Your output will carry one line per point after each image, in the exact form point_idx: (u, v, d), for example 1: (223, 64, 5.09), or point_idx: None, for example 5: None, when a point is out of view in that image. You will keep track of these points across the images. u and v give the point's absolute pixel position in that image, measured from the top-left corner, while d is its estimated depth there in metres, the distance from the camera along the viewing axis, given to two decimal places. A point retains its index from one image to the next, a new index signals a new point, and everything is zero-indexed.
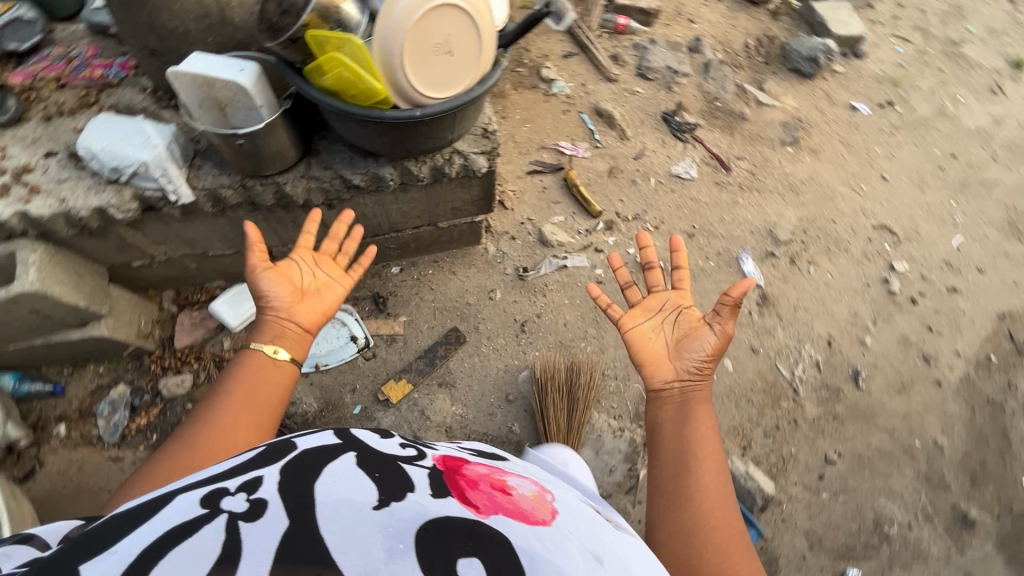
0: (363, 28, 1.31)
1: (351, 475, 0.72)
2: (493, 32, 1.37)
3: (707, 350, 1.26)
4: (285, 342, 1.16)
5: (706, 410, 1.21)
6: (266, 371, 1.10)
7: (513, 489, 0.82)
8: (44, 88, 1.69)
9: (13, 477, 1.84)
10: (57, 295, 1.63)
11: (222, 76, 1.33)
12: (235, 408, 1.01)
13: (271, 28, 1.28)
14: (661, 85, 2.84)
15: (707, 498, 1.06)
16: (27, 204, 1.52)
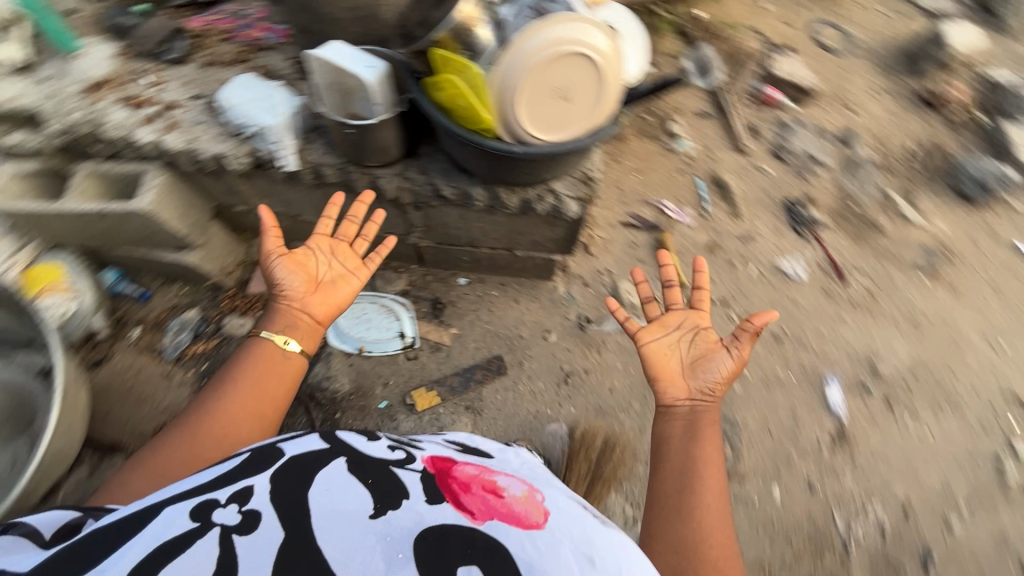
0: (490, 52, 1.29)
1: (342, 485, 0.87)
2: (618, 87, 1.30)
3: (720, 372, 1.29)
4: (291, 331, 1.22)
5: (710, 429, 1.25)
6: (272, 362, 1.18)
7: (503, 490, 0.94)
8: (212, 38, 1.88)
9: (85, 361, 2.05)
10: (163, 219, 1.80)
11: (350, 68, 1.39)
12: (235, 398, 1.11)
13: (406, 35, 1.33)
14: (794, 170, 2.62)
15: (707, 515, 1.11)
16: (164, 136, 1.70)
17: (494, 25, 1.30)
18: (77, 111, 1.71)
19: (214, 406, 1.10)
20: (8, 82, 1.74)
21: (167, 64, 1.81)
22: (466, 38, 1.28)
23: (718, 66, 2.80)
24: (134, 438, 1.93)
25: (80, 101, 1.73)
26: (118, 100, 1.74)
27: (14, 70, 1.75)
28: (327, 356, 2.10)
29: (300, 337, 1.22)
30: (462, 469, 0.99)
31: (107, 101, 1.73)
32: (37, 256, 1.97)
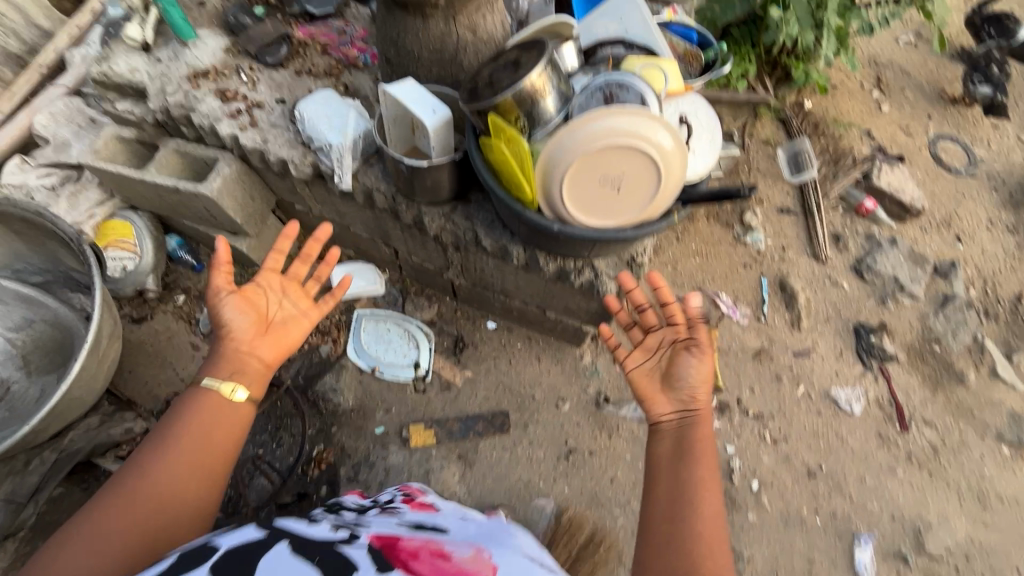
0: (551, 126, 1.27)
1: (285, 566, 0.78)
2: (676, 186, 1.23)
3: (700, 373, 1.21)
4: (221, 372, 1.17)
5: (699, 434, 1.12)
6: (214, 409, 1.11)
7: (452, 552, 0.84)
8: (312, 49, 1.99)
9: (129, 315, 2.19)
10: (224, 206, 1.90)
11: (415, 110, 1.41)
12: (183, 446, 1.04)
13: (472, 91, 1.29)
14: (874, 292, 2.38)
15: (708, 532, 0.96)
16: (242, 132, 1.80)
17: (561, 99, 1.28)
18: (176, 94, 1.85)
19: (151, 464, 1.00)
20: (129, 57, 1.92)
21: (265, 66, 1.92)
22: (530, 105, 1.25)
23: (815, 163, 2.61)
24: (147, 400, 2.05)
25: (181, 85, 1.87)
26: (214, 91, 1.86)
27: (137, 46, 1.92)
28: (341, 370, 2.15)
29: (227, 375, 1.16)
30: (408, 541, 0.86)
31: (204, 90, 1.86)
32: (115, 212, 2.15)
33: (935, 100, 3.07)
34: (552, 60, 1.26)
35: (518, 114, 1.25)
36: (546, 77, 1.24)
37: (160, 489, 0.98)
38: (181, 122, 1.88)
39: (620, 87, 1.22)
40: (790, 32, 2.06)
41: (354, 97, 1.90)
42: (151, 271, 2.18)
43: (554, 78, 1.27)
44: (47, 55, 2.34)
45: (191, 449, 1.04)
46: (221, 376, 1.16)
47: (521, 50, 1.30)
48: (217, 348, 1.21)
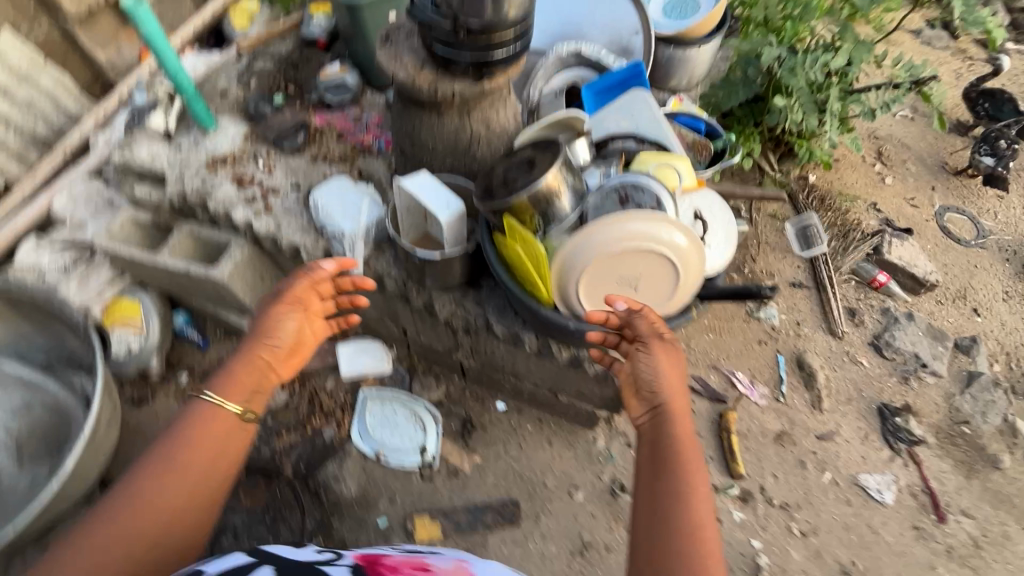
0: (566, 224, 1.27)
1: None
2: (694, 284, 1.22)
3: (664, 363, 1.12)
4: (233, 390, 1.19)
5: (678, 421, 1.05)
6: (216, 430, 1.14)
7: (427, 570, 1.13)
8: (328, 135, 2.04)
9: (130, 397, 2.14)
10: (234, 289, 1.90)
11: (429, 205, 1.42)
12: (179, 468, 1.07)
13: (486, 189, 1.30)
14: (896, 369, 2.30)
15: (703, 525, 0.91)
16: (256, 217, 1.82)
17: (575, 198, 1.28)
18: (193, 181, 1.89)
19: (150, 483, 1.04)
20: (151, 144, 1.98)
21: (282, 152, 1.97)
22: (544, 205, 1.25)
23: (825, 236, 2.60)
24: None
25: (199, 172, 1.92)
26: (231, 177, 1.91)
27: (159, 134, 1.99)
28: (344, 456, 2.07)
29: (243, 394, 1.19)
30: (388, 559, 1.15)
31: (221, 176, 1.90)
32: (125, 290, 2.14)
33: (938, 171, 3.11)
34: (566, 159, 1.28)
35: (532, 213, 1.25)
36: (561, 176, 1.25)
37: (151, 518, 1.02)
38: (197, 207, 1.92)
39: (634, 187, 1.23)
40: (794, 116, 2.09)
41: (367, 182, 1.93)
42: (156, 351, 2.15)
43: (569, 176, 1.28)
44: (73, 138, 2.43)
45: (186, 472, 1.07)
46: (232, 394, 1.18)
47: (535, 149, 1.32)
48: (250, 347, 1.24)
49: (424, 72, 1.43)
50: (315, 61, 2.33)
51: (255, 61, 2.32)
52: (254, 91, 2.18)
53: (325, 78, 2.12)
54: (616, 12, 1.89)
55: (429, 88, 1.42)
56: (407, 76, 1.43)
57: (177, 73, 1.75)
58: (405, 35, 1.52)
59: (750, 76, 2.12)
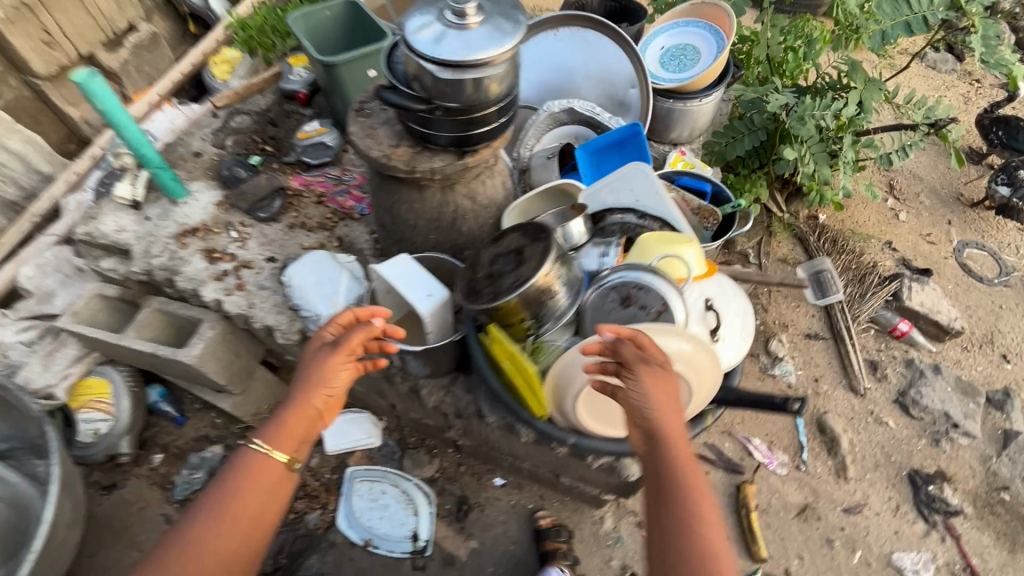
0: (561, 325, 1.13)
1: None
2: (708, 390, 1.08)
3: (656, 389, 0.95)
4: (283, 440, 1.15)
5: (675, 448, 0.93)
6: (261, 479, 1.11)
7: None
8: (307, 199, 1.92)
9: (99, 483, 1.99)
10: (206, 371, 1.75)
11: (409, 296, 1.27)
12: (229, 519, 1.06)
13: (470, 286, 1.15)
14: (925, 430, 2.13)
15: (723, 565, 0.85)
16: (227, 296, 1.68)
17: (570, 293, 1.13)
18: (161, 256, 1.76)
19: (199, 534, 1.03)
20: (117, 216, 1.85)
21: (257, 220, 1.84)
22: (535, 305, 1.10)
23: (840, 282, 2.45)
24: None
25: (168, 245, 1.78)
26: (201, 250, 1.77)
27: (126, 204, 1.86)
28: (328, 546, 1.92)
29: (293, 443, 1.16)
30: None
31: (190, 249, 1.77)
32: (93, 368, 2.00)
33: (953, 204, 2.96)
34: (561, 251, 1.13)
35: (522, 316, 1.10)
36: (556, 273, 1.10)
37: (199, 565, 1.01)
38: (166, 283, 1.78)
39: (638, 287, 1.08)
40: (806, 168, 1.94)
41: (348, 251, 1.80)
42: (127, 432, 1.99)
43: (564, 270, 1.12)
44: (43, 202, 2.31)
45: (234, 522, 1.06)
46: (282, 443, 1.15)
47: (524, 237, 1.18)
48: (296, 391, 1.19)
49: (401, 149, 1.30)
50: (294, 117, 2.22)
51: (232, 117, 2.21)
52: (230, 152, 2.06)
53: (303, 138, 1.98)
54: (609, 58, 1.77)
55: (406, 166, 1.28)
56: (382, 153, 1.30)
57: (141, 145, 1.64)
58: (381, 105, 1.39)
59: (755, 124, 2.00)
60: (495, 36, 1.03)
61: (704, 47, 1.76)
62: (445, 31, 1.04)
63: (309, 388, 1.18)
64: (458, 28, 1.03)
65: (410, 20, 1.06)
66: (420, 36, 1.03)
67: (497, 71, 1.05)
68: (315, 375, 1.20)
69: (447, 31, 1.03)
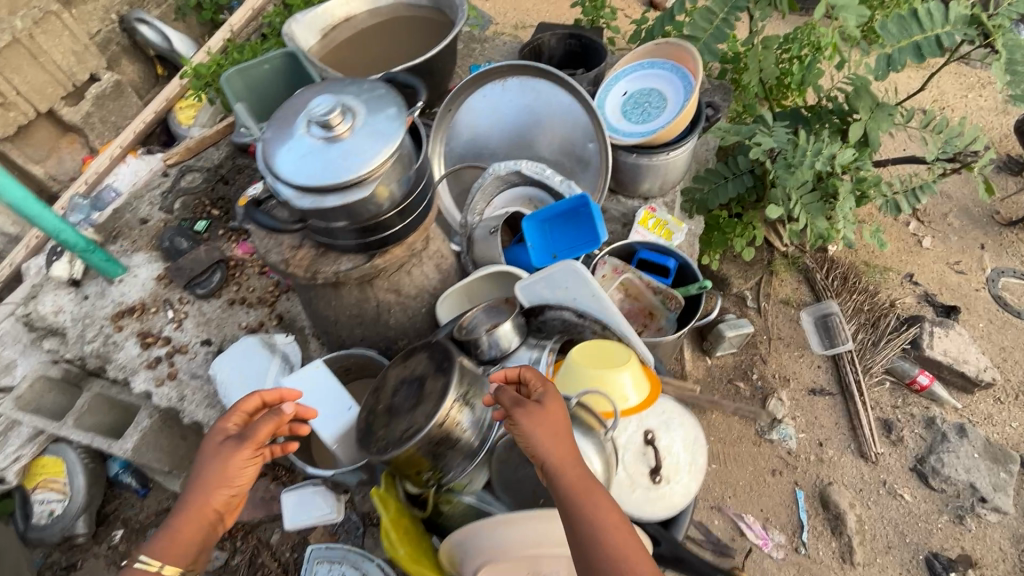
0: (468, 472, 0.98)
1: None
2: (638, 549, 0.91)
3: (545, 431, 0.85)
4: (174, 553, 0.96)
5: (574, 483, 0.82)
6: None
7: None
8: (250, 269, 1.80)
9: (57, 563, 1.95)
10: (146, 462, 1.67)
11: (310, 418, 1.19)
12: None
13: (367, 423, 1.02)
14: (947, 505, 1.88)
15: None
16: (158, 387, 1.59)
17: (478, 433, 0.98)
18: (95, 341, 1.68)
19: None
20: (56, 295, 1.77)
21: (195, 297, 1.73)
22: (433, 455, 0.95)
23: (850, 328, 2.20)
24: None
25: (103, 328, 1.70)
26: (136, 332, 1.68)
27: (65, 282, 1.78)
28: None
29: (186, 554, 0.96)
30: None
31: (125, 332, 1.68)
32: (47, 447, 1.93)
33: (989, 224, 2.58)
34: (466, 394, 0.97)
35: (420, 468, 0.96)
36: (457, 423, 0.95)
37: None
38: (102, 368, 1.72)
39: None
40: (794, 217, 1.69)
41: (288, 330, 1.68)
42: (82, 512, 1.93)
43: (470, 415, 0.97)
44: (4, 268, 2.21)
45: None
46: (172, 558, 0.95)
47: (430, 362, 1.02)
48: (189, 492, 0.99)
49: (302, 250, 1.16)
50: (246, 172, 2.09)
51: (183, 176, 2.10)
52: (177, 217, 1.97)
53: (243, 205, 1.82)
54: (563, 111, 1.58)
55: (306, 272, 1.13)
56: (281, 256, 1.15)
57: (60, 231, 1.53)
58: None
59: (739, 167, 1.75)
60: (370, 144, 0.86)
61: (671, 95, 1.54)
62: (312, 147, 0.87)
63: (202, 494, 0.98)
64: (327, 140, 0.86)
65: (272, 138, 0.90)
66: (284, 158, 0.87)
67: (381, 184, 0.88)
68: (210, 476, 0.99)
69: (315, 145, 0.86)
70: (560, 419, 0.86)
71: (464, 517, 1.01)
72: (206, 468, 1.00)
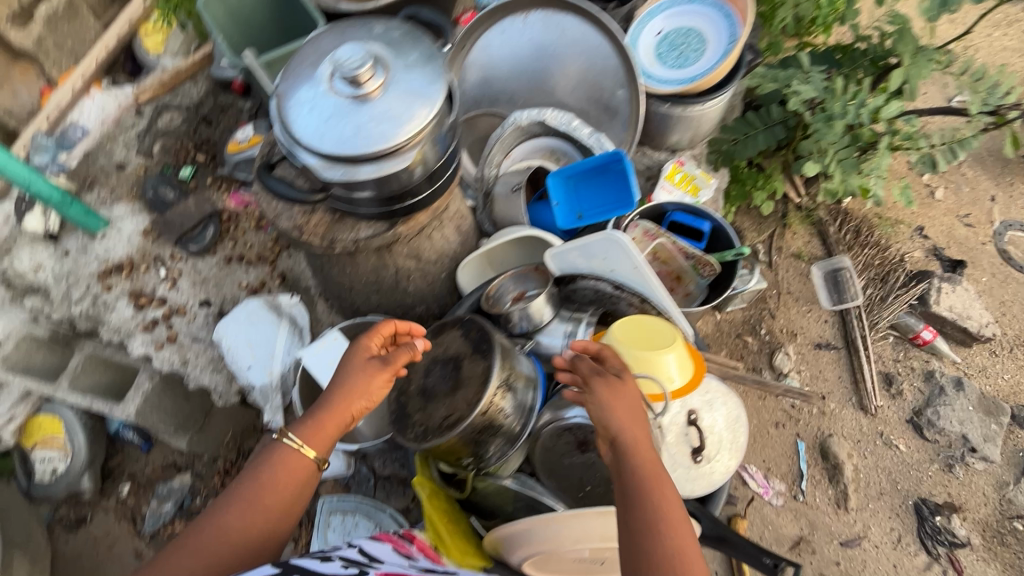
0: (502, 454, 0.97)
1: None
2: None
3: (618, 405, 0.83)
4: (314, 440, 0.89)
5: (637, 456, 0.77)
6: (288, 476, 0.87)
7: None
8: (246, 223, 1.67)
9: (67, 519, 1.92)
10: (150, 425, 1.66)
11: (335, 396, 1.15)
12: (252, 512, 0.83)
13: (399, 407, 0.99)
14: (937, 454, 1.96)
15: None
16: (157, 351, 1.50)
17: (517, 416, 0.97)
18: (83, 301, 1.57)
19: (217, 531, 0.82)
20: (33, 251, 1.62)
21: (188, 253, 1.61)
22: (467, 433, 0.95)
23: (859, 282, 2.19)
24: None
25: (90, 287, 1.58)
26: (127, 292, 1.57)
27: (41, 236, 1.63)
28: None
29: (324, 446, 0.89)
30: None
31: (116, 292, 1.57)
32: (42, 405, 1.86)
33: (1003, 174, 2.52)
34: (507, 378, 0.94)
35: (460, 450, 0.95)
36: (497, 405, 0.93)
37: (205, 556, 0.80)
38: (94, 329, 1.62)
39: (598, 436, 0.88)
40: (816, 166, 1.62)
41: (293, 290, 1.59)
42: (86, 469, 1.89)
43: (508, 398, 0.95)
44: None
45: (252, 517, 0.83)
46: (313, 443, 0.89)
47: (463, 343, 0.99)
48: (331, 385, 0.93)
49: (317, 215, 1.05)
50: (231, 112, 1.90)
51: (160, 115, 1.90)
52: (157, 163, 1.79)
53: (234, 152, 1.66)
54: (590, 55, 1.43)
55: (322, 240, 1.03)
56: (293, 222, 1.05)
57: (28, 182, 1.38)
58: None
59: (772, 118, 1.64)
60: (406, 104, 0.73)
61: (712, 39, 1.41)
62: (338, 106, 0.73)
63: (344, 396, 0.91)
64: (355, 98, 0.73)
65: (286, 95, 0.76)
66: (304, 120, 0.74)
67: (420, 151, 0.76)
68: (350, 380, 0.92)
69: (339, 104, 0.73)
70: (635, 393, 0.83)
71: (503, 498, 0.99)
72: (350, 371, 0.93)
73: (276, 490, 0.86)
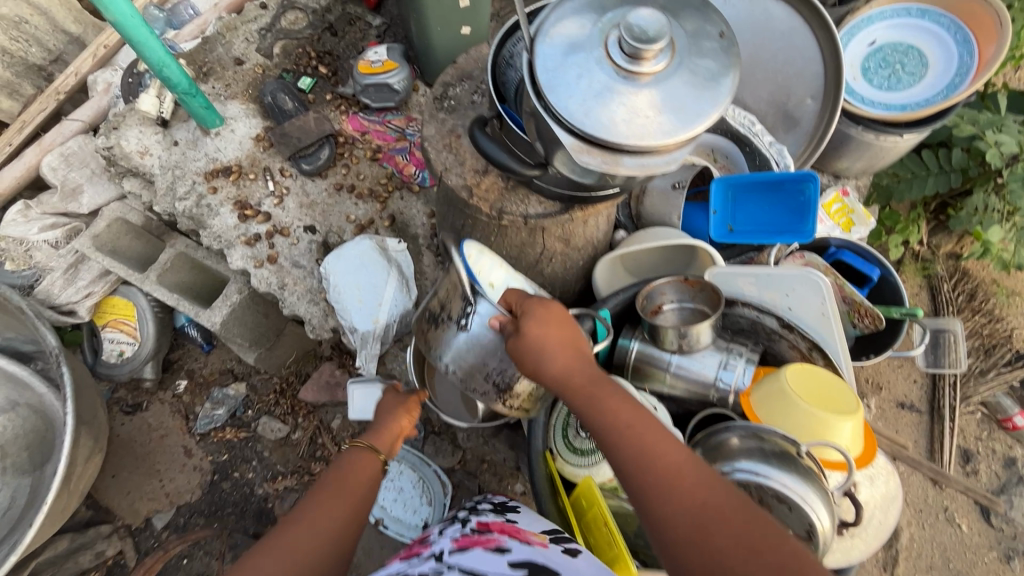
0: None
1: None
2: None
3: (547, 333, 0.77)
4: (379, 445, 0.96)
5: (579, 393, 0.75)
6: (355, 473, 0.89)
7: None
8: (361, 152, 1.57)
9: (124, 403, 1.92)
10: (228, 336, 1.64)
11: None
12: (329, 498, 0.83)
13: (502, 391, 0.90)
14: (998, 543, 1.88)
15: (726, 505, 0.62)
16: (256, 268, 1.46)
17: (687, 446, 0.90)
18: (187, 200, 1.50)
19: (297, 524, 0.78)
20: (140, 133, 1.54)
21: (300, 172, 1.53)
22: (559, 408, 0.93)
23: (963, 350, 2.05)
24: (127, 514, 1.81)
25: (196, 185, 1.51)
26: (232, 200, 1.50)
27: (152, 119, 1.54)
28: None
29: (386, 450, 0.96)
30: None
31: (221, 197, 1.50)
32: (118, 287, 1.82)
33: None
34: (496, 383, 0.89)
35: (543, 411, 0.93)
36: (515, 396, 0.91)
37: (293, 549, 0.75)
38: (193, 229, 1.56)
39: (781, 503, 0.78)
40: (975, 227, 1.54)
41: (400, 235, 1.52)
42: (150, 359, 1.86)
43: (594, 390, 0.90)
44: (68, 77, 1.85)
45: (333, 505, 0.82)
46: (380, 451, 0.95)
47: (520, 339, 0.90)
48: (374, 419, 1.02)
49: (489, 180, 0.96)
50: (359, 25, 1.73)
51: (284, 13, 1.72)
52: (275, 64, 1.66)
53: (365, 74, 1.52)
54: (791, 50, 1.25)
55: (489, 209, 0.94)
56: (461, 181, 0.96)
57: (163, 66, 1.28)
58: (470, 95, 1.03)
59: (951, 163, 1.47)
60: (688, 94, 0.64)
61: (935, 61, 1.26)
62: (609, 79, 0.64)
63: (389, 420, 1.01)
64: (630, 73, 0.64)
65: (546, 53, 0.66)
66: (569, 88, 0.64)
67: (688, 153, 0.67)
68: (388, 412, 1.03)
69: (613, 79, 0.64)
70: (540, 326, 0.77)
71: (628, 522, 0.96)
72: (385, 406, 1.04)
73: (348, 485, 0.87)
